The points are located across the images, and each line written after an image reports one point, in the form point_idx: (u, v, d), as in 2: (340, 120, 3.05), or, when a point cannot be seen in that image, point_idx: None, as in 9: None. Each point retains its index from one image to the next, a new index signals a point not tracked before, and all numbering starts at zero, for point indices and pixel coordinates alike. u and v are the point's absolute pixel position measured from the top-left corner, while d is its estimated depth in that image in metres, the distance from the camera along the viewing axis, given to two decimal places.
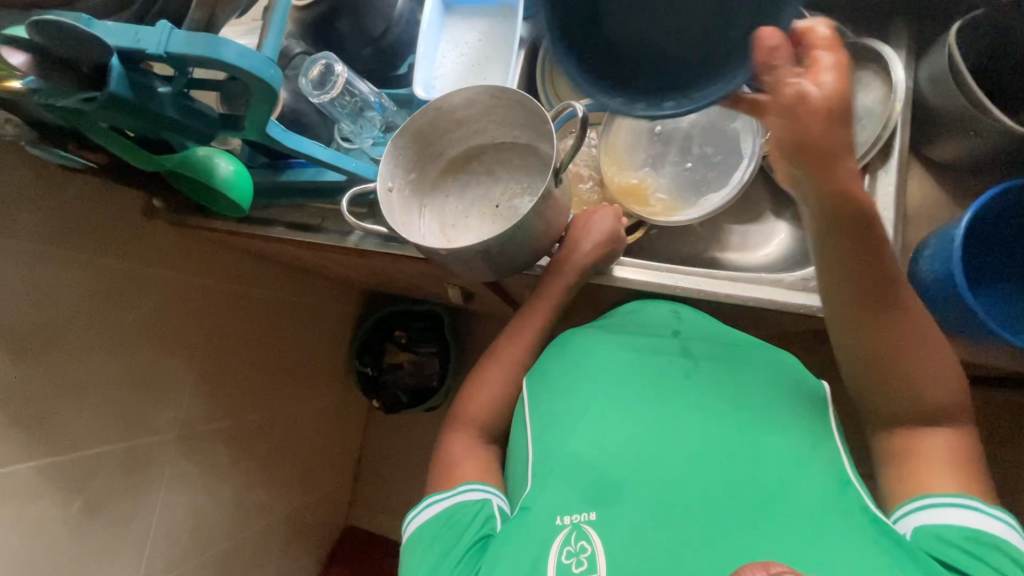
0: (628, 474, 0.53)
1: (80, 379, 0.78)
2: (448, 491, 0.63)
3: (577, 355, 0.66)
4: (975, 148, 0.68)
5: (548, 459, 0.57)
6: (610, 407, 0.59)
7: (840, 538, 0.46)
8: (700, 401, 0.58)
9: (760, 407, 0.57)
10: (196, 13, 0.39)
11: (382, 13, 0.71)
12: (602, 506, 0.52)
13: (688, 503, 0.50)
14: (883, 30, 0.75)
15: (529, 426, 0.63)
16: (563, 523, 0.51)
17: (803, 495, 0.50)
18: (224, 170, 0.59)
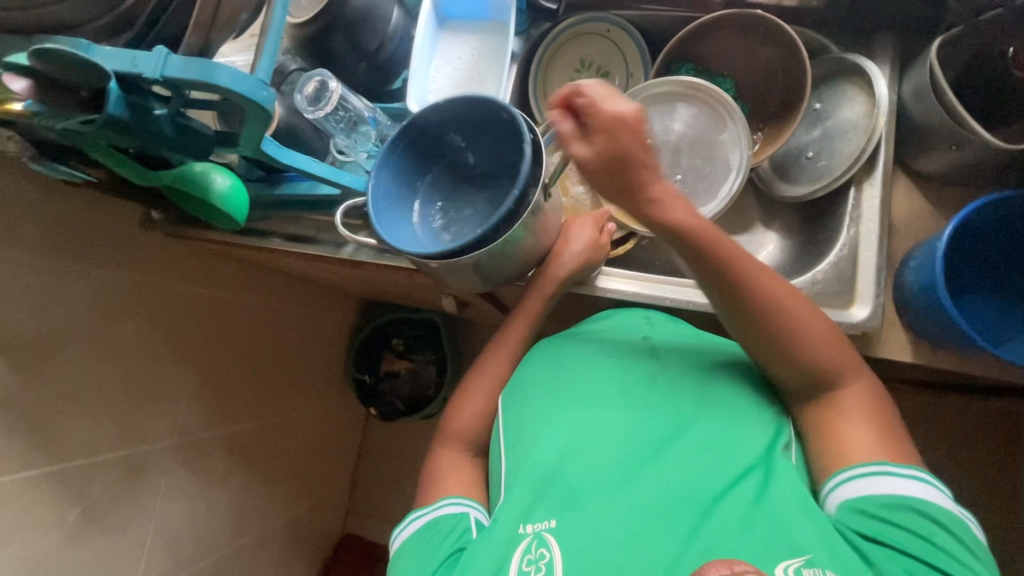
0: (588, 477, 0.54)
1: (78, 388, 0.79)
2: (430, 505, 0.64)
3: (548, 362, 0.67)
4: (957, 161, 0.70)
5: (516, 466, 0.58)
6: (578, 411, 0.59)
7: (790, 530, 0.48)
8: (667, 405, 0.59)
9: (721, 406, 0.59)
10: (193, 38, 0.40)
11: (376, 29, 0.72)
12: (563, 512, 0.52)
13: (646, 504, 0.51)
14: (868, 45, 0.77)
15: (501, 433, 0.64)
16: (524, 532, 0.52)
17: (757, 490, 0.51)
18: (220, 185, 0.58)
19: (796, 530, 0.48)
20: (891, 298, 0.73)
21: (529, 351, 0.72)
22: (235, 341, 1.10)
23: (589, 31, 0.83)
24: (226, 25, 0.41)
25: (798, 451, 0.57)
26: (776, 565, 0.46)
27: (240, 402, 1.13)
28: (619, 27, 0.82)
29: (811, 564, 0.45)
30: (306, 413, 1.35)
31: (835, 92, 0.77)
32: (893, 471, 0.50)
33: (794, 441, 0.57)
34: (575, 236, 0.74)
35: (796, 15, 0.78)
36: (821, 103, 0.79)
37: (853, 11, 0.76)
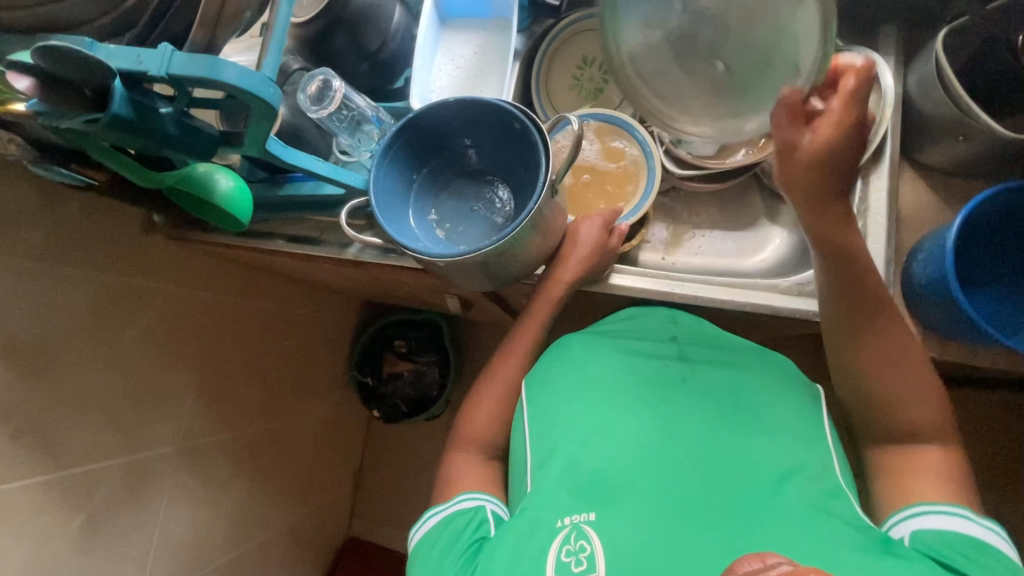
0: (627, 473, 0.54)
1: (82, 393, 0.78)
2: (446, 501, 0.64)
3: (574, 360, 0.67)
4: (964, 152, 0.70)
5: (547, 461, 0.58)
6: (609, 411, 0.60)
7: (833, 533, 0.47)
8: (697, 407, 0.60)
9: (757, 412, 0.60)
10: (197, 34, 0.40)
11: (378, 28, 0.72)
12: (601, 506, 0.52)
13: (686, 501, 0.51)
14: (872, 38, 0.77)
15: (527, 430, 0.64)
16: (563, 523, 0.51)
17: (798, 493, 0.51)
18: (224, 186, 0.58)
19: (841, 536, 0.47)
20: (900, 291, 0.72)
21: (550, 350, 0.72)
22: (241, 344, 1.10)
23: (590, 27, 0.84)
24: (231, 22, 0.40)
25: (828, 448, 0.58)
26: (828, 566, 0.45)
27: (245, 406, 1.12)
28: None
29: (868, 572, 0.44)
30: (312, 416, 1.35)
31: None
32: (952, 510, 0.52)
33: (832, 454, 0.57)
34: (583, 236, 0.73)
35: None
36: None
37: (856, 4, 0.76)
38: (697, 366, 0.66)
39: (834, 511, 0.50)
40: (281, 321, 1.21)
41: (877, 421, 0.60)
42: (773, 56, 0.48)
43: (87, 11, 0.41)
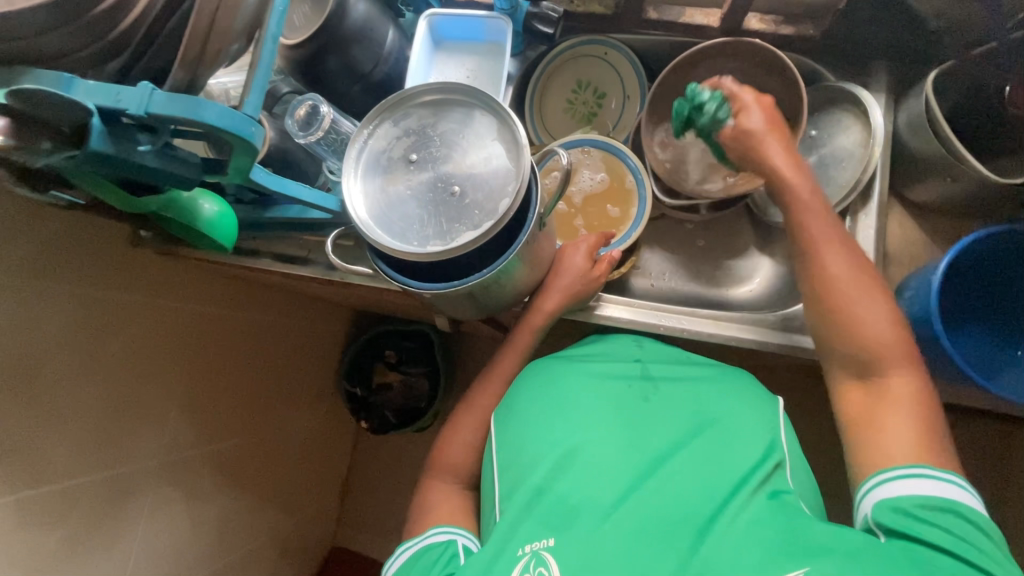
0: (586, 496, 0.54)
1: (62, 409, 0.77)
2: (416, 536, 0.64)
3: (543, 381, 0.67)
4: (952, 192, 0.70)
5: (514, 491, 0.58)
6: (572, 428, 0.60)
7: (782, 538, 0.48)
8: (659, 424, 0.61)
9: (717, 424, 0.61)
10: (179, 73, 0.39)
11: (370, 52, 0.72)
12: (562, 530, 0.52)
13: (644, 519, 0.51)
14: (864, 75, 0.77)
15: (497, 454, 0.63)
16: (523, 551, 0.52)
17: (754, 504, 0.52)
18: (207, 211, 0.60)
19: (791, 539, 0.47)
20: None
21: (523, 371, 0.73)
22: (226, 356, 1.09)
23: (585, 54, 0.83)
24: (213, 62, 0.39)
25: (785, 455, 0.59)
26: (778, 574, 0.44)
27: (230, 416, 1.12)
28: (616, 50, 0.82)
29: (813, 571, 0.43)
30: (297, 425, 1.35)
31: (830, 120, 0.77)
32: (948, 479, 0.50)
33: (787, 460, 0.59)
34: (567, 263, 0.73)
35: (791, 43, 0.78)
36: (817, 131, 0.79)
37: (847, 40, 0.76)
38: (660, 382, 0.67)
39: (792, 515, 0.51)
40: (264, 329, 1.20)
41: None
42: (489, 204, 0.59)
43: (67, 44, 0.40)
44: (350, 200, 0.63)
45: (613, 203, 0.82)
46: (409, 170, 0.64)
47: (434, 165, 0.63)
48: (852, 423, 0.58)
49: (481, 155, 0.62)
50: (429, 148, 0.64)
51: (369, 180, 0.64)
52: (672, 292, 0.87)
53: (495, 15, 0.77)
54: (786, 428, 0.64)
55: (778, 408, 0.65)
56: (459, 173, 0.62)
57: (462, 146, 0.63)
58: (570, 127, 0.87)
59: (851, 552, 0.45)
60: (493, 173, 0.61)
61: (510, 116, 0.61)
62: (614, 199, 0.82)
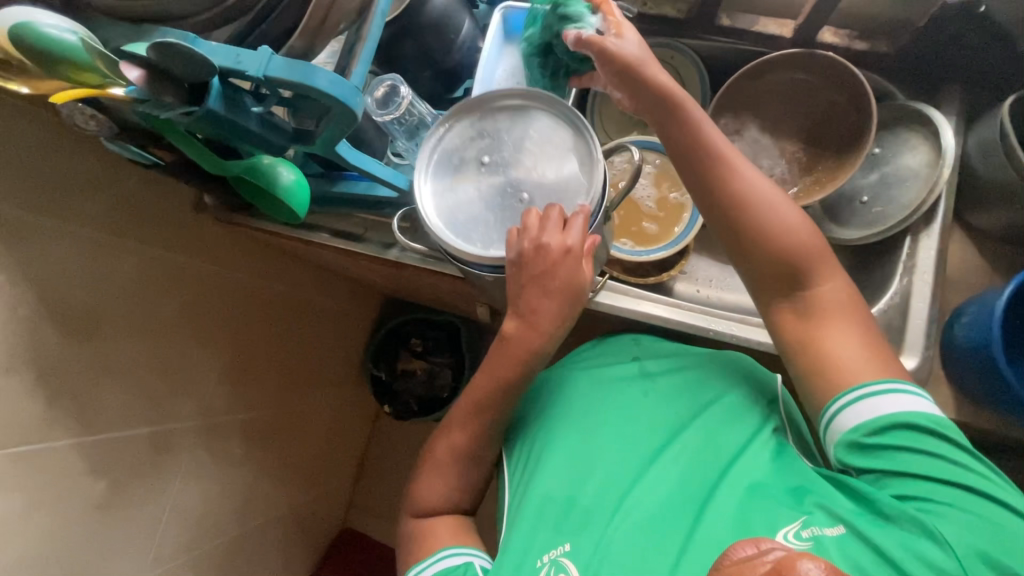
0: (595, 498, 0.58)
1: (120, 361, 0.80)
2: (427, 559, 0.62)
3: (547, 399, 0.72)
4: (1019, 220, 0.70)
5: (526, 494, 0.61)
6: (581, 436, 0.65)
7: (777, 502, 0.53)
8: (659, 423, 0.65)
9: (721, 406, 0.66)
10: (298, 40, 0.40)
11: (447, 40, 0.74)
12: (576, 534, 0.55)
13: (648, 513, 0.55)
14: (936, 96, 0.76)
15: (509, 474, 0.67)
16: (542, 562, 0.54)
17: (755, 473, 0.57)
18: (285, 179, 0.61)
19: (788, 500, 0.52)
20: (937, 351, 0.73)
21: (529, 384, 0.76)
22: (271, 331, 1.14)
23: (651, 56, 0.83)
24: (331, 32, 0.41)
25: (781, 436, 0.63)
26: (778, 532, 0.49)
27: (268, 391, 1.16)
28: (684, 55, 0.82)
29: (808, 526, 0.49)
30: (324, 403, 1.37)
31: (896, 139, 0.77)
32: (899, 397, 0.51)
33: (784, 429, 0.64)
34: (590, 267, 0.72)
35: (865, 58, 0.78)
36: (881, 149, 0.78)
37: (919, 61, 0.76)
38: (657, 376, 0.71)
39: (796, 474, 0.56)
40: (305, 305, 1.24)
41: None
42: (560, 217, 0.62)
43: (193, 6, 0.42)
44: (420, 196, 0.65)
45: (649, 219, 0.83)
46: (479, 171, 0.66)
47: (505, 169, 0.66)
48: None
49: (554, 164, 0.65)
50: (501, 151, 0.66)
51: (440, 177, 0.66)
52: (717, 299, 0.88)
53: None
54: (788, 411, 0.67)
55: (780, 405, 0.66)
56: (530, 181, 0.65)
57: (533, 153, 0.65)
58: (625, 128, 0.88)
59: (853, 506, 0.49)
60: (565, 186, 0.64)
61: (586, 130, 0.63)
62: (648, 217, 0.83)
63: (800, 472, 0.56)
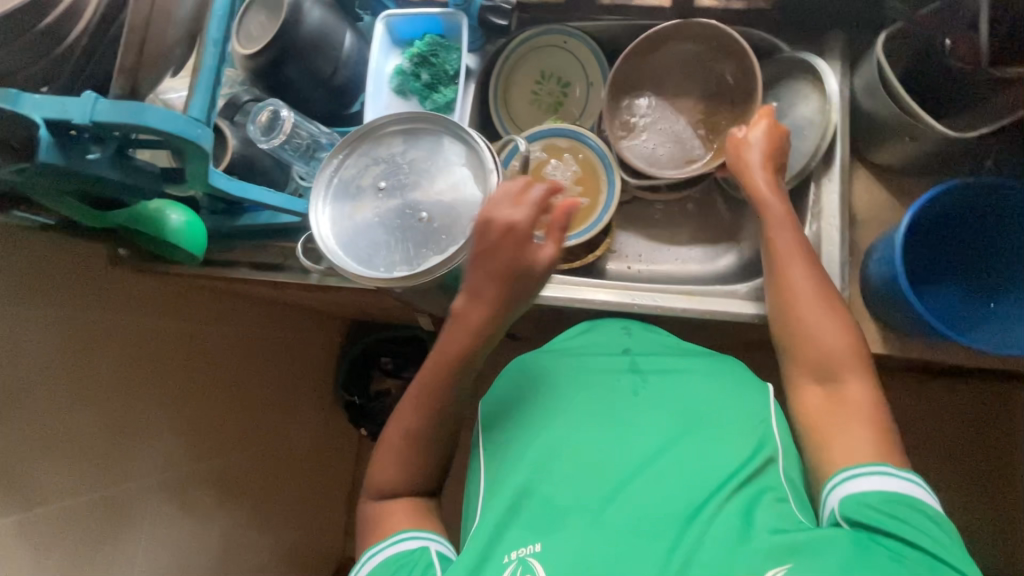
0: (573, 499, 0.57)
1: (50, 429, 0.78)
2: (383, 541, 0.61)
3: (524, 393, 0.70)
4: (913, 151, 0.71)
5: (499, 489, 0.60)
6: (562, 430, 0.63)
7: (767, 519, 0.53)
8: (648, 424, 0.64)
9: (709, 418, 0.64)
10: (119, 81, 0.39)
11: (329, 56, 0.73)
12: (547, 534, 0.54)
13: (634, 522, 0.54)
14: (819, 43, 0.77)
15: (483, 456, 0.66)
16: (509, 559, 0.53)
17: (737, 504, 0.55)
18: (175, 221, 0.61)
19: (768, 536, 0.50)
20: (858, 290, 0.74)
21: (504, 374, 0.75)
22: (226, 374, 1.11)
23: (546, 44, 0.84)
24: (153, 66, 0.40)
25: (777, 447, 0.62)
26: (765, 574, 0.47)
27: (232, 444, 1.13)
28: (574, 37, 0.83)
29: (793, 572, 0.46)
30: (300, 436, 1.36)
31: (790, 91, 0.78)
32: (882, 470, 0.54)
33: (779, 453, 0.61)
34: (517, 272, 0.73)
35: (745, 18, 0.78)
36: (777, 102, 0.79)
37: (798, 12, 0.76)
38: (649, 374, 0.69)
39: (768, 508, 0.54)
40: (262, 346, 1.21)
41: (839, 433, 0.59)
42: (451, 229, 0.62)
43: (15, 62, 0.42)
44: (318, 225, 0.65)
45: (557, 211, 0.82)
46: (377, 197, 0.66)
47: (403, 192, 0.65)
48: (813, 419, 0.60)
49: (449, 182, 0.65)
50: (399, 175, 0.66)
51: (338, 207, 0.66)
52: (648, 273, 0.88)
53: (451, 11, 0.77)
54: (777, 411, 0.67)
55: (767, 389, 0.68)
56: (426, 200, 0.64)
57: (430, 174, 0.65)
58: (536, 117, 0.87)
59: (840, 552, 0.47)
60: (453, 195, 0.64)
61: (478, 144, 0.64)
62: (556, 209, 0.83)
63: (779, 513, 0.54)
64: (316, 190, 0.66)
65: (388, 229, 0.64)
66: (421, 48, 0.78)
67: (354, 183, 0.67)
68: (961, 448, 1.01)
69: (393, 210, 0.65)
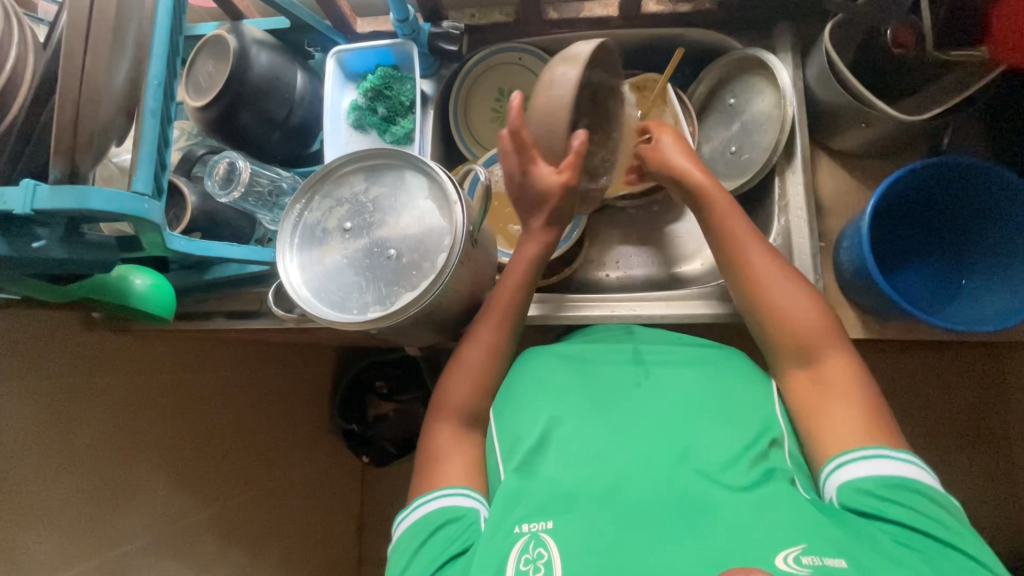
0: (578, 480, 0.57)
1: (40, 500, 0.75)
2: (431, 494, 0.61)
3: (528, 381, 0.69)
4: (870, 135, 0.71)
5: (513, 460, 0.61)
6: (567, 418, 0.63)
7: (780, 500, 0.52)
8: (651, 409, 0.63)
9: (709, 404, 0.63)
10: (56, 165, 0.39)
11: (281, 99, 0.72)
12: (559, 515, 0.54)
13: (640, 508, 0.54)
14: (768, 37, 0.78)
15: (498, 444, 0.65)
16: (522, 531, 0.53)
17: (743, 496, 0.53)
18: (140, 286, 0.59)
19: (778, 520, 0.50)
20: (833, 277, 0.74)
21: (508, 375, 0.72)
22: (222, 417, 1.08)
23: (502, 61, 0.82)
24: (91, 145, 0.39)
25: (781, 429, 0.62)
26: (775, 556, 0.46)
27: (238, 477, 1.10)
28: (529, 54, 0.81)
29: (809, 552, 0.46)
30: (307, 467, 1.34)
31: (745, 86, 0.79)
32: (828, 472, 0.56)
33: (784, 436, 0.61)
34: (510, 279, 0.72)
35: (691, 19, 0.79)
36: (735, 98, 0.80)
37: (746, 6, 0.76)
38: (652, 365, 0.69)
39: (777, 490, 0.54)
40: (261, 388, 1.20)
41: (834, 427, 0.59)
42: (420, 263, 0.62)
43: None
44: (288, 275, 0.64)
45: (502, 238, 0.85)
46: (344, 238, 0.65)
47: (370, 231, 0.65)
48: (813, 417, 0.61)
49: (414, 215, 0.64)
50: (363, 215, 0.66)
51: (305, 253, 0.66)
52: (624, 280, 0.90)
53: (400, 41, 0.76)
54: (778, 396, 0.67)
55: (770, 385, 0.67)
56: (394, 237, 0.64)
57: (395, 210, 0.65)
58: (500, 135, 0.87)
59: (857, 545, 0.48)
60: (415, 229, 0.64)
61: (438, 175, 0.63)
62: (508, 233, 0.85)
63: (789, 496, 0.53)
64: (285, 235, 0.66)
65: (359, 270, 0.64)
66: (374, 82, 0.77)
67: (317, 229, 0.66)
68: (958, 412, 1.02)
69: (364, 251, 0.65)
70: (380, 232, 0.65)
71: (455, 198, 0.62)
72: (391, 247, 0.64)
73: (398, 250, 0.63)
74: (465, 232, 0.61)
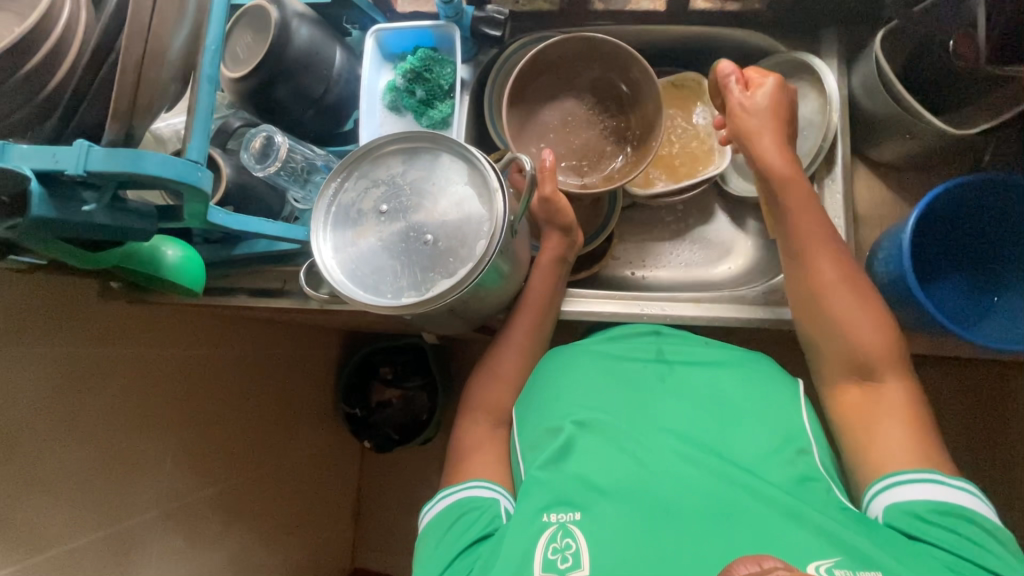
0: (607, 478, 0.57)
1: (52, 469, 0.73)
2: (457, 485, 0.64)
3: (558, 374, 0.69)
4: (912, 148, 0.71)
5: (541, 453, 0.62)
6: (598, 416, 0.63)
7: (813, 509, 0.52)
8: (681, 410, 0.63)
9: (736, 412, 0.62)
10: (111, 128, 0.38)
11: (319, 75, 0.71)
12: (586, 506, 0.55)
13: (670, 506, 0.53)
14: (815, 43, 0.77)
15: (524, 434, 0.65)
16: (549, 521, 0.54)
17: (779, 493, 0.53)
18: (172, 257, 0.60)
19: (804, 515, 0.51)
20: None
21: (536, 368, 0.73)
22: (231, 394, 1.07)
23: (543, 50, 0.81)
24: (146, 109, 0.38)
25: (809, 442, 0.60)
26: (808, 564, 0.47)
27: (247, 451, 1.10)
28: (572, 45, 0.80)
29: (842, 566, 0.46)
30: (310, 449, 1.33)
31: (787, 91, 0.78)
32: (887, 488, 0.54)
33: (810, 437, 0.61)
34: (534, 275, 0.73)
35: (739, 19, 0.77)
36: None
37: (796, 9, 0.75)
38: (679, 365, 0.68)
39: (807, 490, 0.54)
40: (269, 366, 1.19)
41: (877, 444, 0.58)
42: (456, 249, 0.61)
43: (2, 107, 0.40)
44: (321, 256, 0.63)
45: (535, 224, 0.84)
46: (380, 221, 0.64)
47: (406, 214, 0.64)
48: (848, 419, 0.61)
49: (452, 201, 0.63)
50: (400, 198, 0.64)
51: (339, 233, 0.65)
52: (649, 280, 0.89)
53: (443, 23, 0.75)
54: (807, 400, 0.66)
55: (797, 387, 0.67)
56: (431, 221, 0.63)
57: (432, 194, 0.63)
58: None
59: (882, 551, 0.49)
60: (454, 215, 0.62)
61: (479, 160, 0.62)
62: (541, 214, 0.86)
63: (822, 502, 0.54)
64: (321, 213, 0.65)
65: (396, 253, 0.63)
66: (414, 64, 0.76)
67: (353, 209, 0.65)
68: (964, 429, 1.02)
69: (399, 232, 0.63)
70: (416, 215, 0.63)
71: (497, 186, 0.61)
72: (427, 231, 0.62)
73: (433, 234, 0.62)
74: (504, 220, 0.60)
